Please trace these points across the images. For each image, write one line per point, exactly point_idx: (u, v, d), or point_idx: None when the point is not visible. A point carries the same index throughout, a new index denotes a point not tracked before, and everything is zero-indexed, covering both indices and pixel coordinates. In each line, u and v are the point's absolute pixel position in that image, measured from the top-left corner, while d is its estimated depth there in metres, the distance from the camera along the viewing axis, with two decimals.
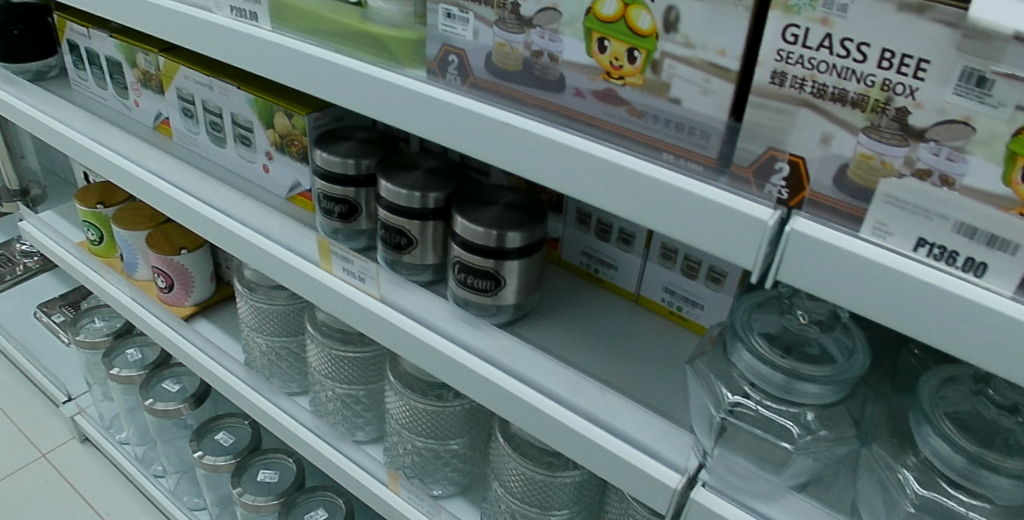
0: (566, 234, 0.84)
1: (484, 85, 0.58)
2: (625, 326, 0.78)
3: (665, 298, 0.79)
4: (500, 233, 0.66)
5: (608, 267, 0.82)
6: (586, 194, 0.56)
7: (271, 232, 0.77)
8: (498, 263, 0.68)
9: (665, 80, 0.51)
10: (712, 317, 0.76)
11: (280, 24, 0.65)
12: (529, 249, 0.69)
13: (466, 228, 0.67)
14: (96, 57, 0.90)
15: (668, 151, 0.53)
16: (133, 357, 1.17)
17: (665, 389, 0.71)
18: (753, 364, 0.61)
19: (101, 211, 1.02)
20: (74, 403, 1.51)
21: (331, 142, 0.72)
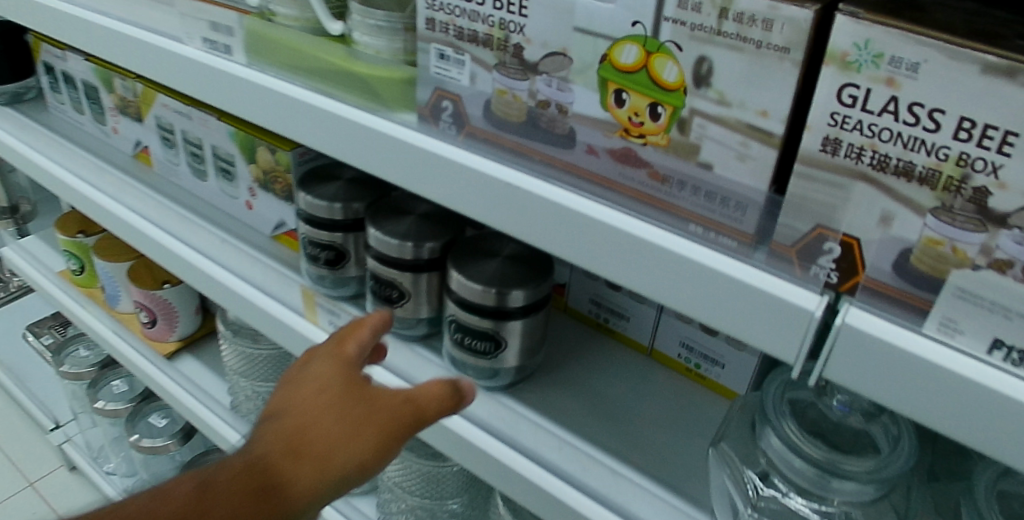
0: (574, 280, 0.77)
1: (484, 136, 0.50)
2: (638, 385, 0.71)
3: (682, 354, 0.71)
4: (501, 291, 0.60)
5: (620, 317, 0.74)
6: (601, 267, 0.48)
7: (252, 279, 0.70)
8: (499, 323, 0.61)
9: (694, 141, 0.43)
10: (735, 378, 0.68)
11: (259, 60, 0.58)
12: (532, 308, 0.62)
13: (464, 285, 0.60)
14: (73, 82, 0.84)
15: (697, 223, 0.46)
16: (119, 389, 1.14)
17: (681, 460, 0.63)
18: (783, 453, 0.53)
19: (81, 240, 0.96)
20: (62, 432, 1.47)
21: (317, 182, 0.65)
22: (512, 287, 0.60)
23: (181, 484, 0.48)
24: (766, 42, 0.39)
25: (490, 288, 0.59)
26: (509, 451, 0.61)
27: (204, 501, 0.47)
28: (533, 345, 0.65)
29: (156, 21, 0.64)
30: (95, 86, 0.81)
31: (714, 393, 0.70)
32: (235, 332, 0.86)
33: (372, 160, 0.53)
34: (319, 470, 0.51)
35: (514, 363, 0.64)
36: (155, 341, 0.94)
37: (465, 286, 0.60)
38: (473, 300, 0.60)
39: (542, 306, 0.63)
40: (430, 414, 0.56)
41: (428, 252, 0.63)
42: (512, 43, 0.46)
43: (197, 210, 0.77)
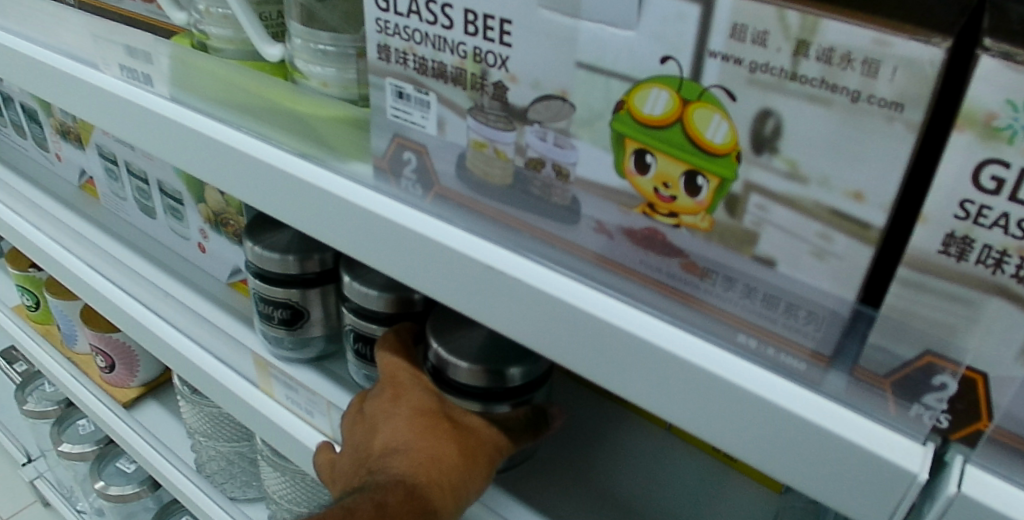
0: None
1: (460, 200, 0.38)
2: (653, 475, 0.59)
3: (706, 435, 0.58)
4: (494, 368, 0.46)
5: None
6: (618, 382, 0.35)
7: (202, 339, 0.59)
8: (491, 407, 0.47)
9: (750, 227, 0.30)
10: None
11: (185, 93, 0.47)
12: (533, 386, 0.49)
13: (446, 360, 0.47)
14: (10, 103, 0.73)
15: (750, 333, 0.33)
16: (84, 430, 1.06)
17: None
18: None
19: (35, 275, 0.88)
20: (33, 467, 1.37)
21: (266, 229, 0.54)
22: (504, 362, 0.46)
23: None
24: (867, 94, 0.25)
25: (476, 365, 0.46)
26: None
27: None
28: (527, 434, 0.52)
29: (69, 40, 0.52)
30: (33, 110, 0.70)
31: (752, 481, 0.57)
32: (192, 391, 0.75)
33: (326, 222, 0.41)
34: (465, 498, 0.44)
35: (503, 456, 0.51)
36: (114, 388, 0.86)
37: (447, 360, 0.47)
38: (458, 378, 0.47)
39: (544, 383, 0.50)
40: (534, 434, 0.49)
41: (415, 303, 0.51)
42: (491, 81, 0.34)
43: (142, 251, 0.66)
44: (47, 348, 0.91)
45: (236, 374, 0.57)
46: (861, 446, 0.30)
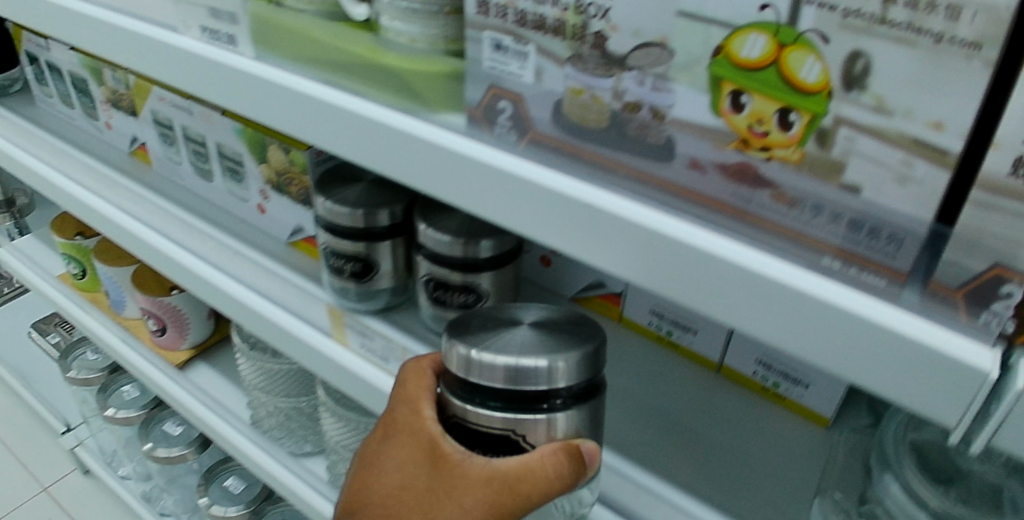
0: (631, 290, 0.57)
1: (554, 144, 0.41)
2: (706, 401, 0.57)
3: (758, 373, 0.56)
4: (511, 372, 0.43)
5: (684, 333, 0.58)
6: (716, 307, 0.39)
7: (270, 293, 0.61)
8: (517, 414, 0.44)
9: (838, 157, 0.34)
10: (825, 400, 0.53)
11: (271, 53, 0.49)
12: (565, 394, 0.45)
13: (467, 363, 0.45)
14: (58, 73, 0.74)
15: (834, 255, 0.36)
16: (129, 395, 1.08)
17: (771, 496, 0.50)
18: (902, 504, 0.43)
19: (81, 244, 0.90)
20: (72, 434, 1.37)
21: (337, 185, 0.56)
22: (521, 362, 0.43)
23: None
24: (949, 36, 0.29)
25: (492, 367, 0.43)
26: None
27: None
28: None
29: (145, 7, 0.54)
30: (83, 79, 0.71)
31: (804, 420, 0.55)
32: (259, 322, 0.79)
33: (423, 170, 0.44)
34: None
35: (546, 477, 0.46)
36: (165, 351, 0.89)
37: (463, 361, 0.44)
38: (478, 380, 0.44)
39: (583, 393, 0.46)
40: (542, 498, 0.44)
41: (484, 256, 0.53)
42: (591, 31, 0.37)
43: (201, 213, 0.68)
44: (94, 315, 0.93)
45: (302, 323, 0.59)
46: (938, 349, 0.34)
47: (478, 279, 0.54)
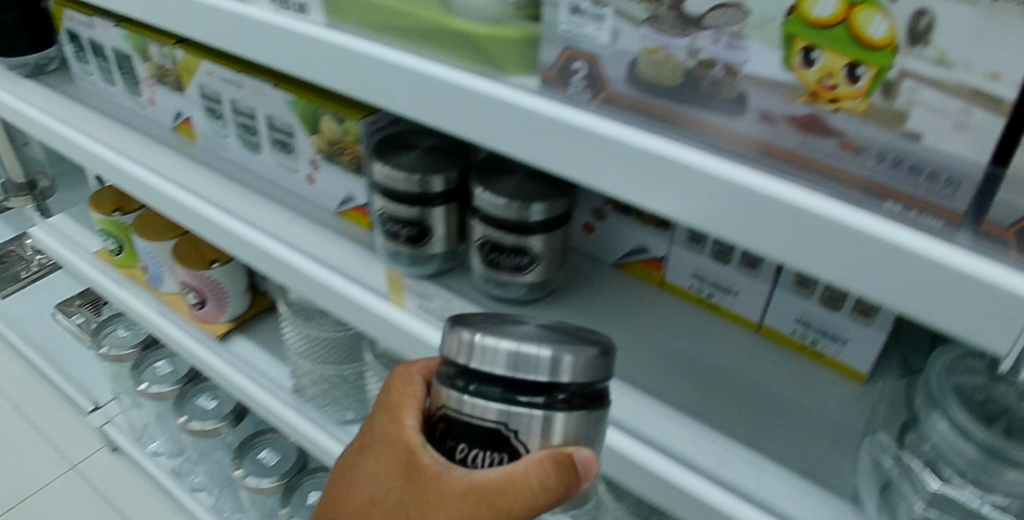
0: (673, 254, 0.59)
1: (628, 102, 0.44)
2: (749, 356, 0.57)
3: (796, 330, 0.57)
4: (510, 356, 0.36)
5: (725, 294, 0.59)
6: (791, 254, 0.41)
7: (321, 256, 0.62)
8: (510, 406, 0.36)
9: (902, 107, 0.35)
10: (862, 356, 0.54)
11: (343, 21, 0.53)
12: (564, 394, 0.36)
13: (465, 344, 0.37)
14: (102, 51, 0.75)
15: (896, 199, 0.38)
16: None
17: (814, 442, 0.52)
18: (951, 439, 0.43)
19: None
20: (102, 412, 1.21)
21: (392, 151, 0.58)
22: (523, 347, 0.35)
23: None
24: None
25: (491, 351, 0.36)
26: (618, 435, 0.51)
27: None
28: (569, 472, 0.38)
29: None
30: (128, 56, 0.73)
31: (837, 376, 0.56)
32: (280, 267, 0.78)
33: (496, 131, 0.47)
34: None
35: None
36: None
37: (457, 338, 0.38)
38: (474, 365, 0.37)
39: (585, 402, 0.37)
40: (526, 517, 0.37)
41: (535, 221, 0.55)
42: None
43: (249, 185, 0.69)
44: (133, 293, 0.81)
45: (353, 283, 0.60)
46: (993, 282, 0.35)
47: (531, 242, 0.55)
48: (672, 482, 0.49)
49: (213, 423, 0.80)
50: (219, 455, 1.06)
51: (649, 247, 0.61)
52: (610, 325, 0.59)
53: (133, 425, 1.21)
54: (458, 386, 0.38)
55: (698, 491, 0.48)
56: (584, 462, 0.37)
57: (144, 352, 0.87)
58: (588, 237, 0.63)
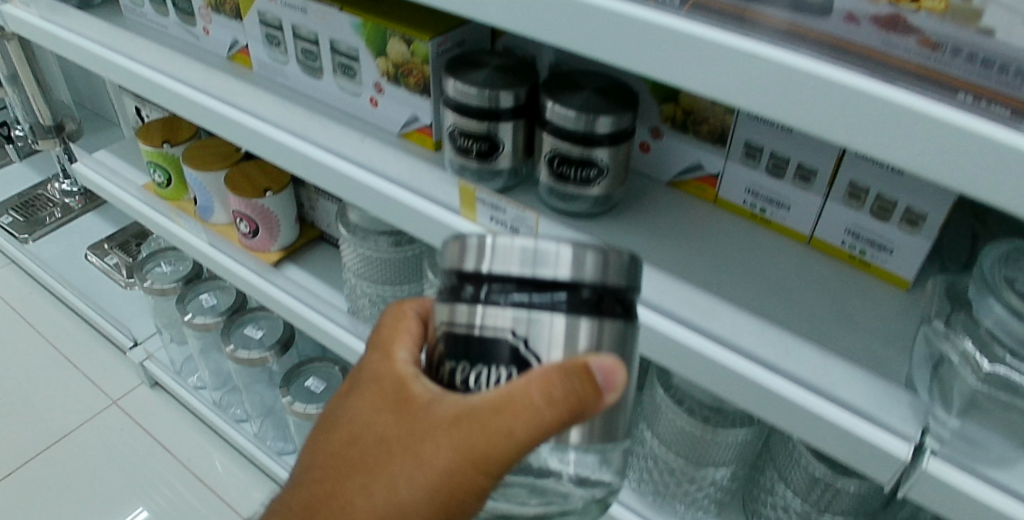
0: (728, 170, 0.63)
1: (716, 5, 0.44)
2: (799, 264, 0.62)
3: (846, 242, 0.61)
4: (531, 252, 0.36)
5: (779, 208, 0.63)
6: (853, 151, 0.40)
7: (390, 174, 0.65)
8: (529, 310, 0.36)
9: (979, 5, 0.37)
10: (908, 263, 0.58)
11: None
12: (588, 295, 0.37)
13: (478, 249, 0.37)
14: None
15: (969, 91, 0.37)
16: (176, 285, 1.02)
17: (863, 339, 0.57)
18: (1006, 320, 0.49)
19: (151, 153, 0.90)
20: (142, 348, 1.27)
21: (464, 68, 0.60)
22: (544, 243, 0.35)
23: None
24: None
25: (511, 249, 0.36)
26: (688, 335, 0.56)
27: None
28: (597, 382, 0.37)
29: None
30: None
31: (881, 282, 0.61)
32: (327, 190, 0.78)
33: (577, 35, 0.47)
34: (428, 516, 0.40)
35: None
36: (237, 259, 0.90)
37: (466, 248, 0.38)
38: (488, 269, 0.36)
39: (612, 307, 0.38)
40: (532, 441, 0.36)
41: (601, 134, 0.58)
42: None
43: (309, 110, 0.71)
44: (183, 224, 0.82)
45: (422, 197, 0.63)
46: None
47: (597, 154, 0.58)
48: (743, 374, 0.54)
49: (259, 352, 0.82)
50: (260, 388, 1.11)
51: (705, 165, 0.64)
52: (669, 237, 0.63)
53: (172, 360, 1.27)
54: (471, 294, 0.37)
55: (765, 382, 0.54)
56: (612, 373, 0.36)
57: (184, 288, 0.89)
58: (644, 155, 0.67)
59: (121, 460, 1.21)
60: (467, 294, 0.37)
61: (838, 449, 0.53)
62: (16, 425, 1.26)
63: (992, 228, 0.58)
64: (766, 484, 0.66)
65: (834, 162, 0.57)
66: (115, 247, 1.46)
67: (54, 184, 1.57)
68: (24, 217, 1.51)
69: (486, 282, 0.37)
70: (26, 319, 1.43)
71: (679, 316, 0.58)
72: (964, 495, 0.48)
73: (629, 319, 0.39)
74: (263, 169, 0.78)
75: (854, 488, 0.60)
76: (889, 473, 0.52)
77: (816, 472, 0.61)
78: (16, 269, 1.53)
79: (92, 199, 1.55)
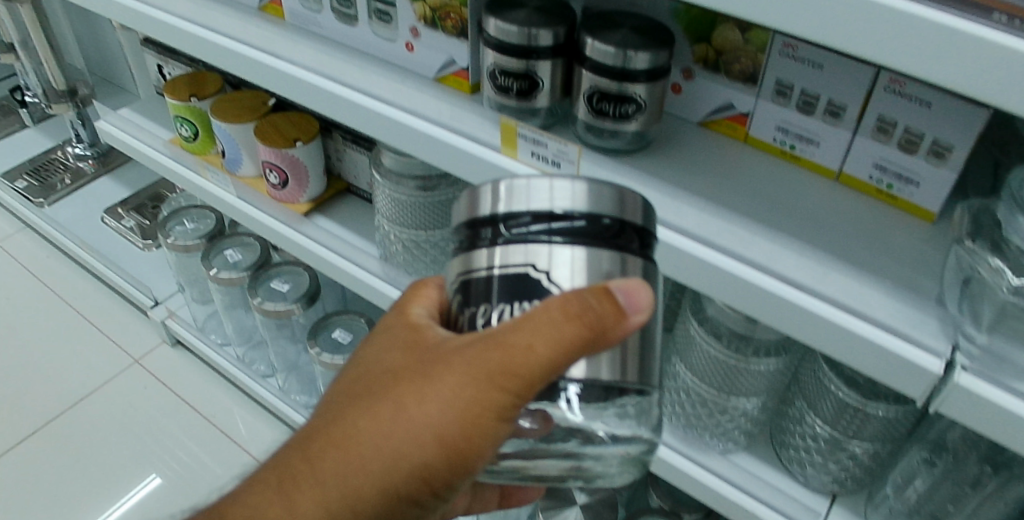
0: (759, 109, 0.66)
1: None
2: (828, 197, 0.64)
3: (874, 176, 0.63)
4: (547, 189, 0.36)
5: (809, 144, 0.65)
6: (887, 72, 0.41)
7: (427, 114, 0.66)
8: (551, 245, 0.36)
9: None
10: (936, 195, 0.60)
11: None
12: (606, 227, 0.37)
13: (494, 194, 0.37)
14: None
15: (1004, 10, 0.37)
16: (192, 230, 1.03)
17: (892, 263, 0.59)
18: None
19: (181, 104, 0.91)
20: (163, 306, 1.33)
21: (503, 9, 0.61)
22: (559, 180, 0.36)
23: (293, 489, 0.41)
24: None
25: (526, 189, 0.36)
26: (725, 259, 0.58)
27: (343, 505, 0.40)
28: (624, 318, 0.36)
29: None
30: None
31: (908, 216, 0.63)
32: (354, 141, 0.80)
33: None
34: (442, 446, 0.39)
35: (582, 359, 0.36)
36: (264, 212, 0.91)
37: (477, 198, 0.38)
38: (505, 211, 0.37)
39: (630, 240, 0.37)
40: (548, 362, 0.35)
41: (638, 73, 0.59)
42: None
43: (343, 57, 0.72)
44: (209, 176, 0.84)
45: (460, 134, 0.64)
46: None
47: (633, 90, 0.59)
48: (779, 296, 0.56)
49: (285, 305, 0.84)
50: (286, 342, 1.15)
51: (736, 104, 0.67)
52: (702, 173, 0.65)
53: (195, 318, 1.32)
54: (489, 239, 0.37)
55: (802, 303, 0.56)
56: (634, 297, 0.35)
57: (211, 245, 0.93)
58: (677, 97, 0.70)
59: (146, 417, 1.26)
60: (485, 241, 0.37)
61: (869, 365, 0.55)
62: (43, 382, 1.31)
63: (1014, 156, 0.61)
64: (795, 414, 0.70)
65: (863, 97, 0.59)
66: (130, 210, 1.50)
67: (70, 148, 1.60)
68: (38, 181, 1.54)
69: (503, 224, 0.37)
70: (45, 283, 1.47)
71: (719, 246, 0.59)
72: (992, 405, 0.51)
73: (647, 252, 0.39)
74: (291, 121, 0.78)
75: (883, 412, 0.63)
76: (919, 389, 0.54)
77: (845, 396, 0.64)
78: (33, 234, 1.56)
79: (105, 164, 1.59)
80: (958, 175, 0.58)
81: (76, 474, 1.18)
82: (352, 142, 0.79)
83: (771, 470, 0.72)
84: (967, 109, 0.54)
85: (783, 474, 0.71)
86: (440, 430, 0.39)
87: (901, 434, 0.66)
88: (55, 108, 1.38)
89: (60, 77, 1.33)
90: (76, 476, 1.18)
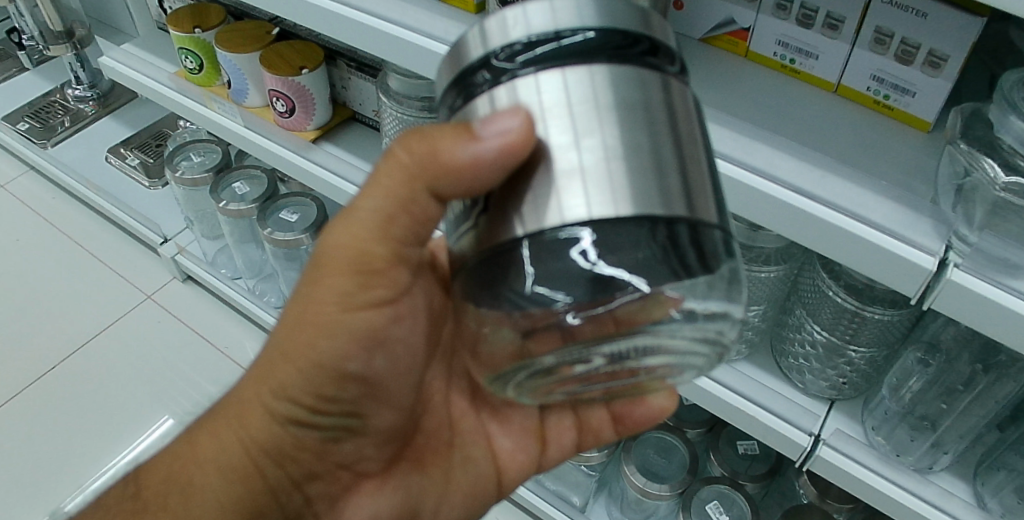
0: (760, 23, 0.67)
1: None
2: (826, 107, 0.66)
3: (870, 87, 0.65)
4: (545, 8, 0.32)
5: (807, 56, 0.67)
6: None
7: (433, 33, 0.66)
8: (565, 69, 0.32)
9: None
10: (931, 103, 0.62)
11: None
12: (626, 41, 0.33)
13: (487, 30, 0.33)
14: None
15: None
16: (199, 161, 1.07)
17: (888, 166, 0.61)
18: None
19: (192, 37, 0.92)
20: (173, 243, 1.35)
21: None
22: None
23: (194, 435, 0.51)
24: None
25: (519, 16, 0.33)
26: (725, 164, 0.60)
27: (234, 432, 0.50)
28: (667, 136, 0.32)
29: None
30: None
31: (906, 126, 0.64)
32: (359, 69, 0.82)
33: None
34: (296, 361, 0.47)
35: (622, 192, 0.31)
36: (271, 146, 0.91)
37: (466, 44, 0.35)
38: (502, 45, 0.33)
39: (664, 63, 0.34)
40: (371, 217, 0.43)
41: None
42: None
43: None
44: (217, 108, 0.87)
45: None
46: None
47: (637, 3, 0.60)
48: (778, 199, 0.58)
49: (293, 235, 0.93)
50: (295, 274, 1.18)
51: (738, 19, 0.69)
52: (704, 86, 0.67)
53: (205, 253, 1.35)
54: (489, 82, 0.34)
55: (800, 205, 0.58)
56: (501, 124, 0.32)
57: (218, 177, 1.03)
58: (678, 13, 0.72)
59: (159, 355, 1.30)
60: (484, 85, 0.34)
61: (863, 264, 0.58)
62: (59, 320, 1.35)
63: (1007, 66, 0.64)
64: (797, 321, 0.73)
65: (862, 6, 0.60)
66: (132, 149, 1.50)
67: (68, 90, 1.60)
68: (38, 123, 1.54)
69: (502, 62, 0.33)
70: (53, 225, 1.50)
71: (719, 152, 0.61)
72: (979, 297, 0.53)
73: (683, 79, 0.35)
74: (295, 49, 0.78)
75: (879, 315, 0.65)
76: (915, 284, 0.56)
77: (844, 302, 0.66)
78: (37, 178, 1.58)
79: (105, 105, 1.59)
80: (956, 82, 0.60)
81: (95, 408, 1.23)
82: (357, 70, 0.82)
83: (771, 377, 0.75)
84: (965, 18, 0.55)
85: (784, 381, 0.75)
86: (285, 348, 0.47)
87: (897, 337, 0.69)
88: (54, 50, 1.43)
89: (54, 17, 1.37)
90: (94, 415, 1.22)
